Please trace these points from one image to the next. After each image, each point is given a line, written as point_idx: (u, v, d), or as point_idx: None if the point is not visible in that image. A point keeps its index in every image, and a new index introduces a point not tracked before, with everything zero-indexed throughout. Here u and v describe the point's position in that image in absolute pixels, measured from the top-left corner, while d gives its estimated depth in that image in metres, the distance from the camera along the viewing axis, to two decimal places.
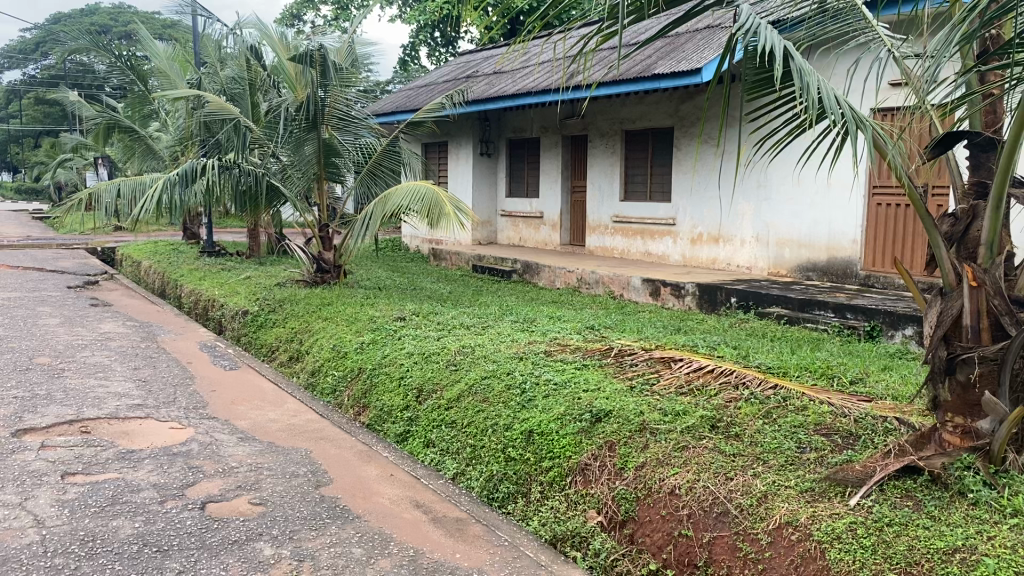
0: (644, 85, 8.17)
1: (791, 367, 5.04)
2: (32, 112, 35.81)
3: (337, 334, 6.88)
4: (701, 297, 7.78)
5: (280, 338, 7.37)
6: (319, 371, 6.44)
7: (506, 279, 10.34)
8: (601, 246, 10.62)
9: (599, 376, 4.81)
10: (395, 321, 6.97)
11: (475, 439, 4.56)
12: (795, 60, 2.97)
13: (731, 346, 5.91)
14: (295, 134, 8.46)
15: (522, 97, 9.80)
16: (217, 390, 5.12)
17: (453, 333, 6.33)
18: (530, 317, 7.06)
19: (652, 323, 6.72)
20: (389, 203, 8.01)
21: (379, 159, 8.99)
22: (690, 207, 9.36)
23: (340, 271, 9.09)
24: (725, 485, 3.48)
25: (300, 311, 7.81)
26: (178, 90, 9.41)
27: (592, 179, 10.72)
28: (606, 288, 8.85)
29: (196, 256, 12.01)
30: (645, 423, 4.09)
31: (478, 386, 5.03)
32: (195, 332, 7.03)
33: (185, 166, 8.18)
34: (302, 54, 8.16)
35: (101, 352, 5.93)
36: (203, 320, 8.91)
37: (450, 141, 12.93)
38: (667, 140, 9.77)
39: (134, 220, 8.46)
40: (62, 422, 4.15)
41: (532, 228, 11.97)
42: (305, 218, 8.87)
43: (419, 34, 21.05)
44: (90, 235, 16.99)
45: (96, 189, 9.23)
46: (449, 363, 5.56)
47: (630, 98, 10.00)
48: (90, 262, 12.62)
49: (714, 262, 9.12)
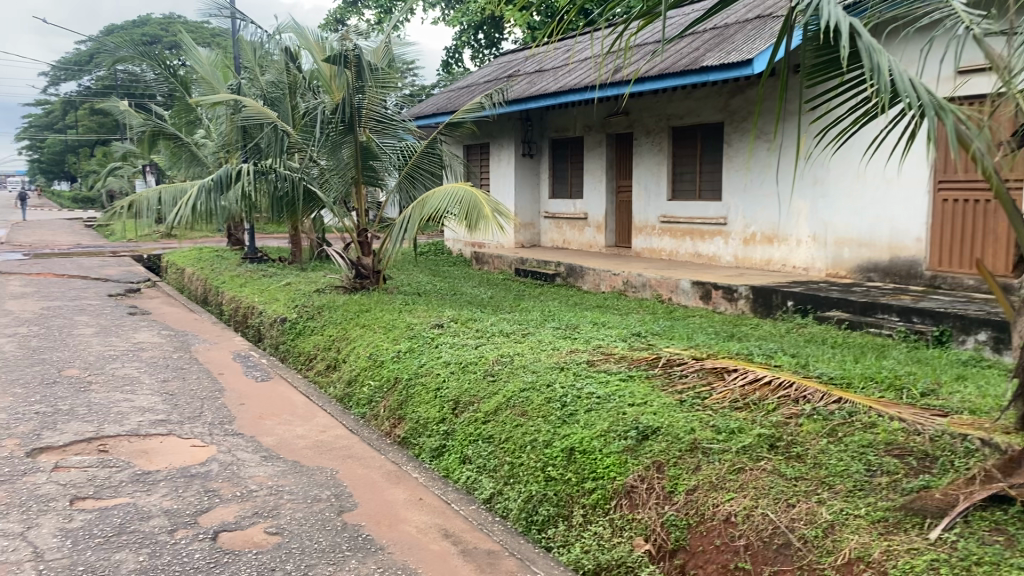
0: (691, 78, 7.82)
1: (856, 377, 4.66)
2: (87, 123, 36.60)
3: (374, 342, 6.65)
4: (755, 300, 7.40)
5: (317, 347, 7.19)
6: (355, 381, 6.22)
7: (550, 283, 10.04)
8: (649, 248, 10.27)
9: (646, 389, 4.48)
10: (433, 328, 6.72)
11: (514, 456, 4.29)
12: (863, 39, 2.60)
13: (789, 354, 5.53)
14: (332, 138, 8.24)
15: (565, 95, 9.51)
16: (246, 403, 4.91)
17: (493, 341, 6.06)
18: (573, 323, 6.76)
19: (703, 330, 6.36)
20: (427, 206, 7.78)
21: (418, 161, 8.74)
22: (742, 205, 8.97)
23: (379, 277, 8.90)
24: (786, 512, 3.15)
25: (338, 318, 7.61)
26: (216, 95, 9.29)
27: (638, 178, 10.37)
28: (654, 292, 8.50)
29: (238, 262, 11.92)
30: (697, 442, 3.76)
31: (516, 399, 4.74)
32: (230, 341, 6.87)
33: (221, 171, 8.26)
34: (336, 54, 7.97)
35: (132, 363, 5.78)
36: (242, 327, 8.77)
37: (492, 142, 12.66)
38: (717, 136, 9.36)
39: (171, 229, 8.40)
40: (81, 440, 3.98)
41: (576, 230, 11.65)
42: (343, 223, 8.67)
43: (462, 36, 20.87)
44: (137, 242, 17.13)
45: (138, 197, 9.11)
46: (487, 373, 5.28)
47: (677, 94, 9.63)
48: (135, 269, 12.65)
49: (768, 262, 8.71)
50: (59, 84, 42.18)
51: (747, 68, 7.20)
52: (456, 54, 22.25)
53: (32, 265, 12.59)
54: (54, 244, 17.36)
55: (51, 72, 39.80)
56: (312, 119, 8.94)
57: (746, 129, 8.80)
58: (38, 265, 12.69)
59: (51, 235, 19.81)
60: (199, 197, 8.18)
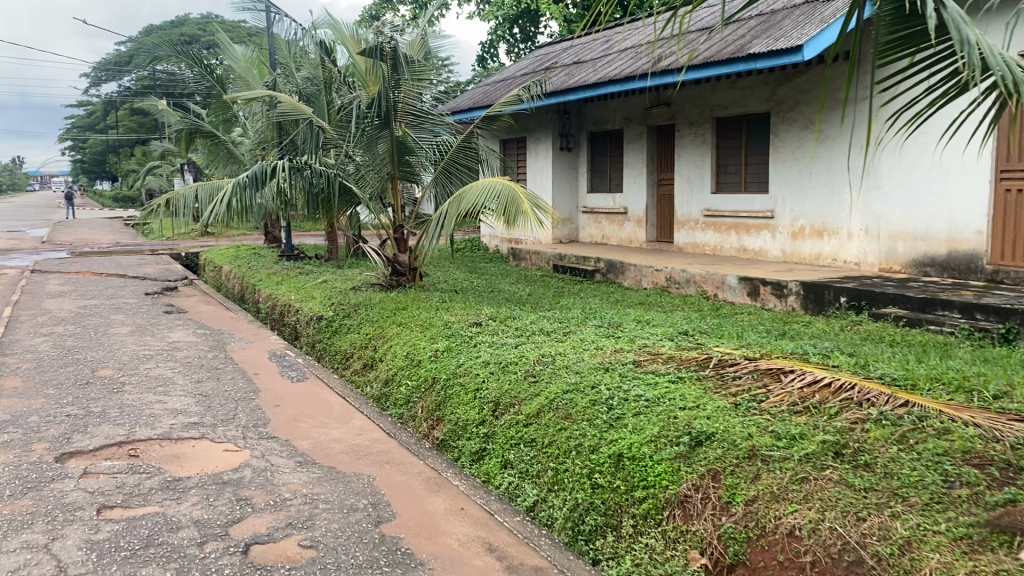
0: (738, 67, 7.54)
1: (921, 378, 4.38)
2: (128, 122, 37.07)
3: (411, 340, 6.49)
4: (806, 296, 7.15)
5: (353, 345, 7.05)
6: (393, 381, 6.06)
7: (589, 279, 9.82)
8: (692, 242, 10.01)
9: (697, 391, 4.25)
10: (471, 326, 6.53)
11: (558, 461, 4.10)
12: (949, 11, 2.35)
13: (846, 353, 5.25)
14: (368, 133, 8.08)
15: (605, 86, 9.27)
16: (281, 404, 4.76)
17: (533, 340, 5.86)
18: (616, 321, 6.53)
19: (752, 329, 6.10)
20: (464, 202, 7.61)
21: (454, 156, 8.56)
22: (789, 198, 8.67)
23: (416, 274, 8.75)
24: (857, 527, 2.91)
25: (375, 316, 7.46)
26: (251, 91, 9.19)
27: (680, 171, 10.11)
28: (699, 288, 8.26)
29: (275, 260, 11.85)
30: (755, 449, 3.53)
31: (560, 400, 4.54)
32: (267, 340, 6.76)
33: (256, 168, 8.10)
34: (372, 47, 7.80)
35: (166, 363, 5.68)
36: (278, 325, 8.67)
37: (529, 136, 12.45)
38: (763, 127, 9.06)
39: (207, 226, 8.25)
40: (111, 444, 3.85)
41: (616, 224, 11.41)
42: (378, 219, 8.52)
43: (497, 30, 20.66)
44: (175, 240, 17.20)
45: (174, 194, 9.04)
46: (529, 373, 5.08)
47: (720, 83, 9.35)
48: (173, 267, 12.65)
49: (818, 257, 8.41)
50: (100, 85, 42.77)
51: (797, 55, 6.92)
52: (491, 49, 22.05)
53: (71, 264, 12.65)
54: (95, 243, 17.49)
55: (92, 73, 40.34)
56: (347, 113, 8.80)
57: (793, 118, 8.51)
58: (78, 263, 12.75)
59: (91, 234, 20.01)
60: (234, 193, 8.03)
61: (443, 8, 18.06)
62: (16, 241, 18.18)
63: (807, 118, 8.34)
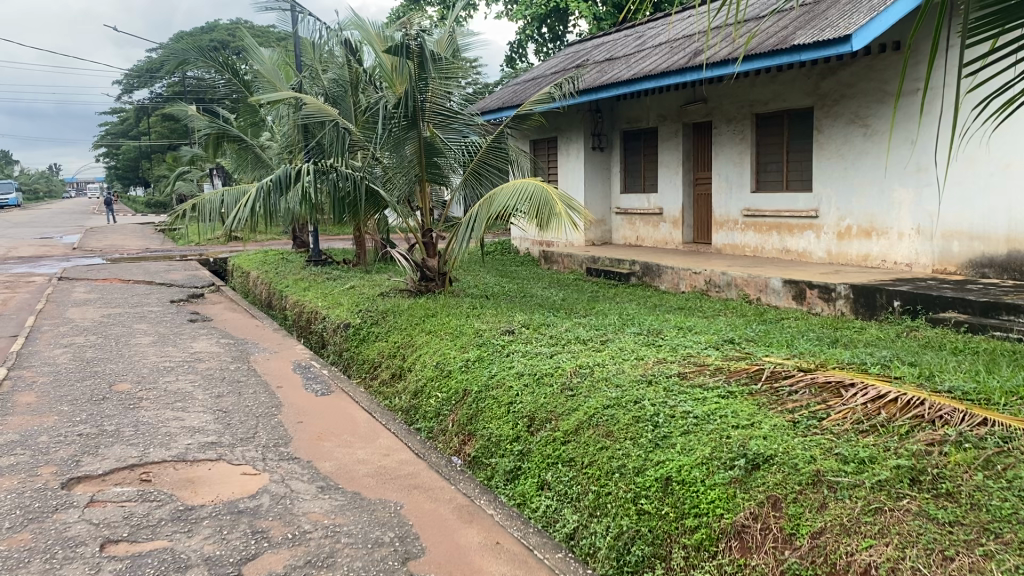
0: (781, 59, 7.18)
1: (996, 392, 4.00)
2: (159, 129, 37.33)
3: (440, 349, 6.21)
4: (856, 300, 6.76)
5: (382, 354, 6.79)
6: (422, 392, 5.79)
7: (624, 283, 9.49)
8: (731, 244, 9.65)
9: (750, 407, 3.92)
10: (503, 335, 6.24)
11: (599, 483, 3.79)
12: None
13: (907, 363, 4.88)
14: (394, 134, 7.78)
15: (639, 82, 8.95)
16: (304, 421, 4.50)
17: (569, 349, 5.54)
18: (655, 328, 6.21)
19: (803, 337, 5.75)
20: (495, 204, 7.33)
21: (482, 157, 8.29)
22: (835, 196, 8.28)
23: (445, 279, 8.48)
24: (943, 568, 2.56)
25: (403, 323, 7.19)
26: (276, 93, 8.97)
27: (718, 169, 9.75)
28: (740, 291, 7.90)
29: (302, 265, 11.64)
30: (819, 474, 3.20)
31: (600, 416, 4.23)
32: (292, 349, 6.52)
33: (279, 172, 7.89)
34: (398, 45, 7.50)
35: (186, 376, 5.45)
36: (305, 333, 8.45)
37: (560, 136, 12.14)
38: (805, 122, 8.68)
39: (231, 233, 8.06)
40: (122, 468, 3.61)
41: (651, 225, 11.07)
42: (406, 223, 8.27)
43: (526, 30, 20.33)
44: (204, 245, 17.12)
45: (201, 198, 8.84)
46: (566, 387, 4.77)
47: (760, 77, 8.98)
48: (201, 273, 12.51)
49: (866, 258, 8.02)
50: (132, 92, 43.12)
51: (845, 45, 6.55)
52: (520, 48, 21.72)
53: (99, 271, 12.56)
54: (125, 249, 17.49)
55: (124, 79, 40.65)
56: (373, 114, 8.54)
57: (838, 113, 8.12)
58: (105, 270, 12.65)
59: (121, 240, 20.03)
60: (257, 198, 7.81)
61: (471, 8, 17.78)
62: (47, 248, 18.22)
63: (854, 112, 7.95)
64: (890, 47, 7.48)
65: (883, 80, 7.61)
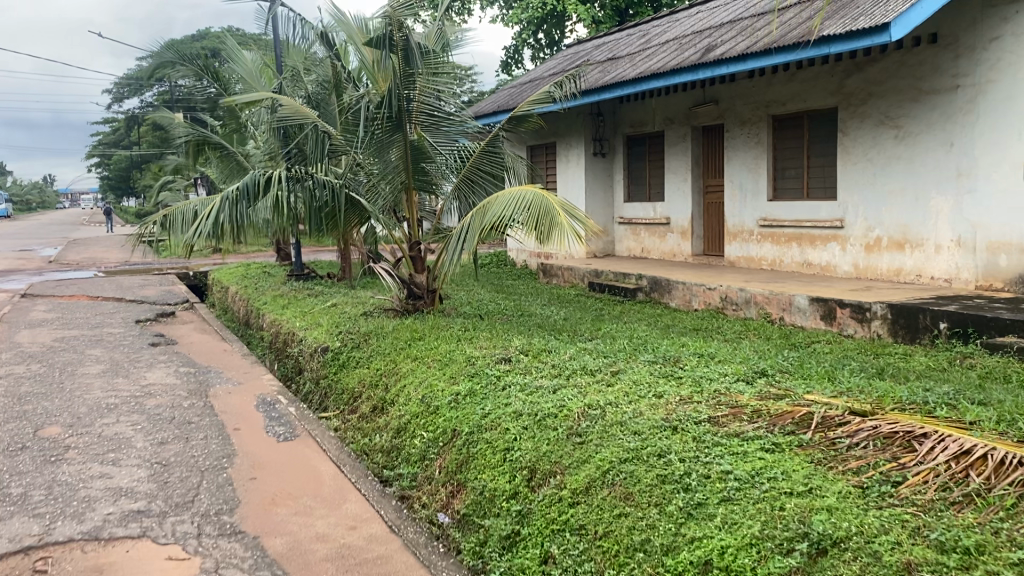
0: (807, 52, 6.48)
1: None
2: (148, 138, 36.59)
3: (427, 380, 5.45)
4: (894, 322, 6.02)
5: (362, 383, 6.03)
6: (406, 431, 5.03)
7: (630, 299, 8.75)
8: (746, 256, 8.93)
9: (805, 467, 3.16)
10: (498, 363, 5.47)
11: (618, 563, 3.03)
12: None
13: (975, 401, 4.11)
14: (378, 137, 6.99)
15: (645, 81, 8.22)
16: (258, 478, 3.75)
17: (575, 383, 4.77)
18: (672, 355, 5.44)
19: (845, 367, 4.98)
20: (489, 213, 6.60)
21: (475, 162, 7.48)
22: (863, 204, 7.55)
23: (434, 297, 7.70)
24: None
25: (387, 347, 6.43)
26: (251, 93, 8.19)
27: (731, 175, 9.02)
28: (760, 310, 7.16)
29: (282, 279, 10.85)
30: (910, 565, 2.43)
31: (616, 473, 3.47)
32: (259, 380, 5.74)
33: (248, 178, 7.07)
34: (379, 35, 6.65)
35: (129, 416, 4.67)
36: (281, 356, 7.68)
37: (560, 141, 11.42)
38: (828, 125, 7.95)
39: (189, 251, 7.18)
40: (14, 553, 2.85)
41: (657, 236, 10.34)
42: (392, 235, 7.50)
43: (522, 35, 19.62)
44: (186, 258, 16.31)
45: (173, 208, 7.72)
46: (572, 432, 4.01)
47: (778, 76, 8.26)
48: (177, 289, 11.73)
49: (898, 272, 7.28)
50: (121, 101, 42.35)
51: (882, 34, 5.85)
52: (516, 54, 21.02)
53: (68, 286, 11.77)
54: (103, 262, 16.70)
55: (113, 88, 39.87)
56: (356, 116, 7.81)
57: (866, 113, 7.41)
58: (75, 285, 11.86)
59: (102, 252, 19.24)
60: (223, 208, 6.96)
61: (464, 12, 17.09)
62: (23, 261, 17.36)
63: (883, 112, 7.24)
64: (925, 40, 6.78)
65: (917, 76, 6.89)
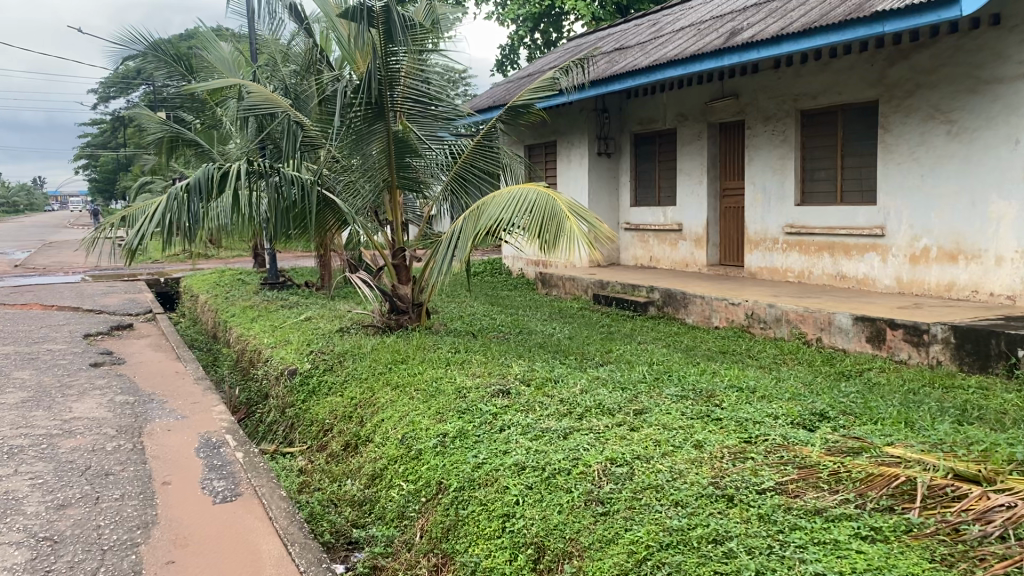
0: (856, 31, 5.67)
1: None
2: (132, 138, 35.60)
3: (409, 415, 4.53)
4: (959, 347, 5.13)
5: (333, 415, 5.10)
6: (382, 479, 4.10)
7: (640, 313, 7.84)
8: (769, 267, 8.06)
9: (927, 569, 2.24)
10: (494, 397, 4.53)
11: None
12: None
13: None
14: (357, 127, 6.06)
15: (659, 69, 7.36)
16: (177, 563, 2.83)
17: (590, 426, 3.84)
18: (705, 387, 4.52)
19: (919, 407, 4.06)
20: (484, 216, 5.70)
21: (468, 157, 6.62)
22: (908, 210, 6.66)
23: (421, 311, 6.77)
24: None
25: (364, 371, 5.51)
26: (216, 81, 7.28)
27: (754, 177, 8.15)
28: (794, 329, 6.27)
29: (255, 288, 9.89)
30: None
31: (658, 565, 2.54)
32: (209, 413, 4.80)
33: (201, 174, 5.94)
34: (354, 7, 5.67)
35: (32, 464, 3.73)
36: (245, 377, 6.75)
37: (562, 140, 10.55)
38: (866, 120, 7.09)
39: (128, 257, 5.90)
40: None
41: (668, 244, 9.45)
42: (372, 240, 6.58)
43: (517, 34, 18.78)
44: (160, 263, 15.31)
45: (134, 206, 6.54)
46: (591, 496, 3.08)
47: (807, 66, 7.41)
48: (142, 297, 10.78)
49: (948, 287, 6.39)
50: (107, 101, 41.35)
51: (951, 9, 5.06)
52: (513, 53, 20.17)
53: (24, 294, 10.79)
54: (73, 267, 15.71)
55: (99, 88, 38.83)
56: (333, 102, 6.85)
57: (911, 106, 6.53)
58: (32, 293, 10.86)
59: (75, 256, 18.26)
60: (169, 207, 5.82)
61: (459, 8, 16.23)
62: None
63: (933, 104, 6.36)
64: (986, 22, 5.91)
65: (975, 63, 6.02)
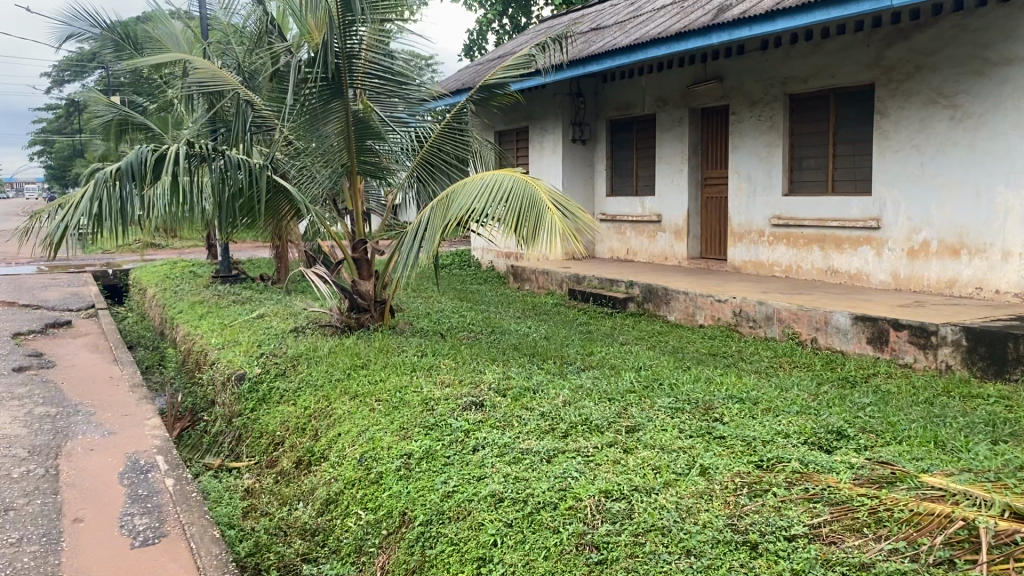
0: (859, 5, 5.19)
1: None
2: None
3: (369, 430, 4.00)
4: (972, 350, 4.71)
5: (284, 427, 4.55)
6: (337, 508, 3.57)
7: (618, 310, 7.36)
8: (754, 260, 7.62)
9: None
10: (466, 410, 4.01)
11: None
12: None
13: None
14: (312, 105, 5.48)
15: (641, 48, 6.85)
16: None
17: (578, 447, 3.34)
18: (702, 398, 4.03)
19: (944, 423, 3.61)
20: (454, 204, 5.16)
21: (435, 143, 6.07)
22: (907, 201, 6.25)
23: (383, 309, 6.21)
24: None
25: (320, 376, 4.96)
26: (157, 56, 6.65)
27: (739, 165, 7.70)
28: (787, 329, 5.83)
29: (206, 282, 9.24)
30: None
31: None
32: (141, 428, 4.22)
33: (134, 156, 5.32)
34: None
35: None
36: (190, 381, 6.15)
37: (534, 126, 10.03)
38: (860, 105, 6.67)
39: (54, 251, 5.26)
40: None
41: (645, 236, 8.98)
42: (330, 232, 6.02)
43: (485, 19, 18.19)
44: (109, 254, 14.51)
45: None
46: (584, 538, 2.58)
47: (797, 47, 6.96)
48: (85, 291, 10.07)
49: (951, 283, 5.99)
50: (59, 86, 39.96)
51: None
52: (481, 38, 19.56)
53: None
54: (16, 258, 14.84)
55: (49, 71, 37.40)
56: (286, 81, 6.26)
57: (910, 90, 6.12)
58: None
59: (16, 247, 17.29)
60: (98, 192, 5.17)
61: None
62: None
63: (934, 87, 5.94)
64: None
65: (981, 43, 5.61)
